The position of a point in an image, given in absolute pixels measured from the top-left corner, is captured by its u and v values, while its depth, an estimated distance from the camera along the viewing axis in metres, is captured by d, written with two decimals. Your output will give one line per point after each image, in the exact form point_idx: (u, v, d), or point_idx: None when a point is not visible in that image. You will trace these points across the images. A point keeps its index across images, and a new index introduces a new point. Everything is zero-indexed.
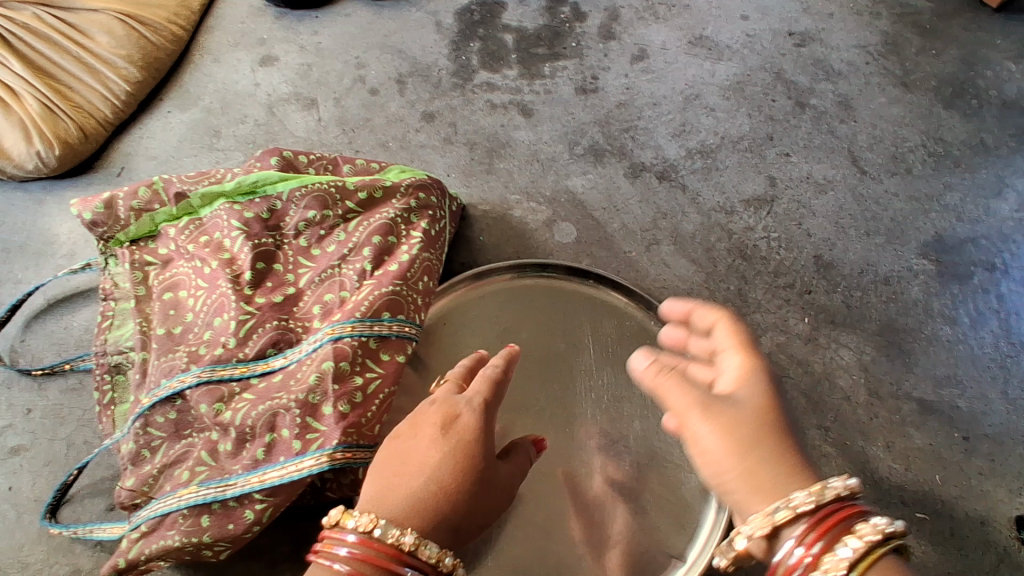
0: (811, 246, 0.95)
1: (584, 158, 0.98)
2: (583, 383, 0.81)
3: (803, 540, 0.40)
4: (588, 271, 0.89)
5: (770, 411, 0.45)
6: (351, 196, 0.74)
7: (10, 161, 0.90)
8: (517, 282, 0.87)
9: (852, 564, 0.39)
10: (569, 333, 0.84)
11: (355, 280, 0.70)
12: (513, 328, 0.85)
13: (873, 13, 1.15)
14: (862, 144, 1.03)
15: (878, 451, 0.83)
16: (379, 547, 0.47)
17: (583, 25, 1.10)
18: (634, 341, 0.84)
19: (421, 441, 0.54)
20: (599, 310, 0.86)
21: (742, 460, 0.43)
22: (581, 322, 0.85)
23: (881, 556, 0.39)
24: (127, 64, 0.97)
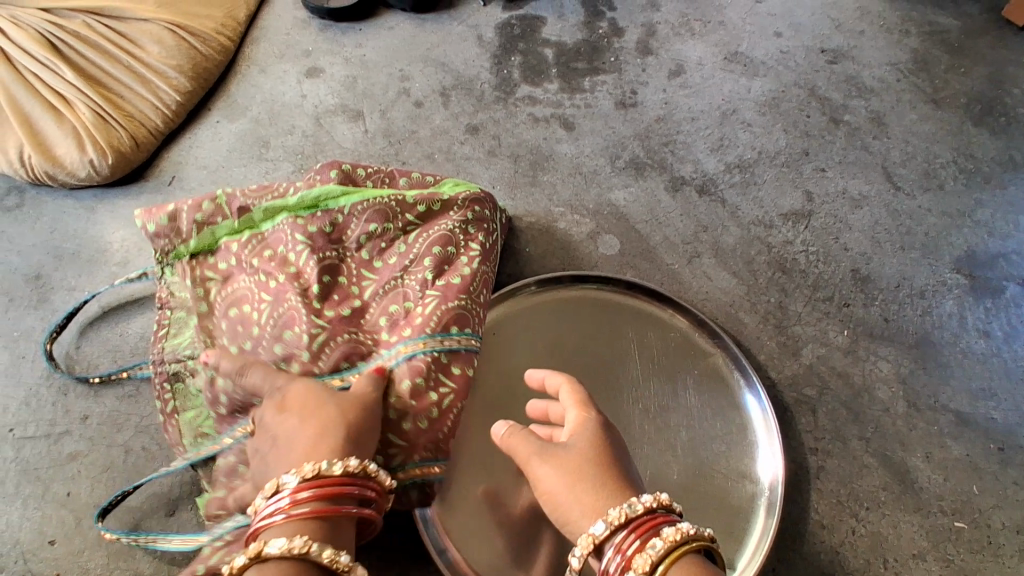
0: (848, 260, 0.96)
1: (626, 172, 1.00)
2: (632, 394, 0.83)
3: (622, 545, 0.46)
4: (635, 284, 0.89)
5: (597, 450, 0.52)
6: (410, 211, 0.75)
7: (62, 168, 0.91)
8: (562, 294, 0.88)
9: (662, 558, 0.45)
10: (617, 345, 0.86)
11: (421, 292, 0.69)
12: (561, 340, 0.86)
13: (902, 31, 1.18)
14: (895, 160, 1.05)
15: (917, 462, 0.84)
16: (301, 488, 0.49)
17: (620, 40, 1.12)
18: (680, 352, 0.86)
19: (268, 429, 0.57)
20: (645, 322, 0.88)
21: (572, 492, 0.49)
22: (627, 333, 0.87)
23: (685, 554, 0.45)
24: (178, 74, 0.98)
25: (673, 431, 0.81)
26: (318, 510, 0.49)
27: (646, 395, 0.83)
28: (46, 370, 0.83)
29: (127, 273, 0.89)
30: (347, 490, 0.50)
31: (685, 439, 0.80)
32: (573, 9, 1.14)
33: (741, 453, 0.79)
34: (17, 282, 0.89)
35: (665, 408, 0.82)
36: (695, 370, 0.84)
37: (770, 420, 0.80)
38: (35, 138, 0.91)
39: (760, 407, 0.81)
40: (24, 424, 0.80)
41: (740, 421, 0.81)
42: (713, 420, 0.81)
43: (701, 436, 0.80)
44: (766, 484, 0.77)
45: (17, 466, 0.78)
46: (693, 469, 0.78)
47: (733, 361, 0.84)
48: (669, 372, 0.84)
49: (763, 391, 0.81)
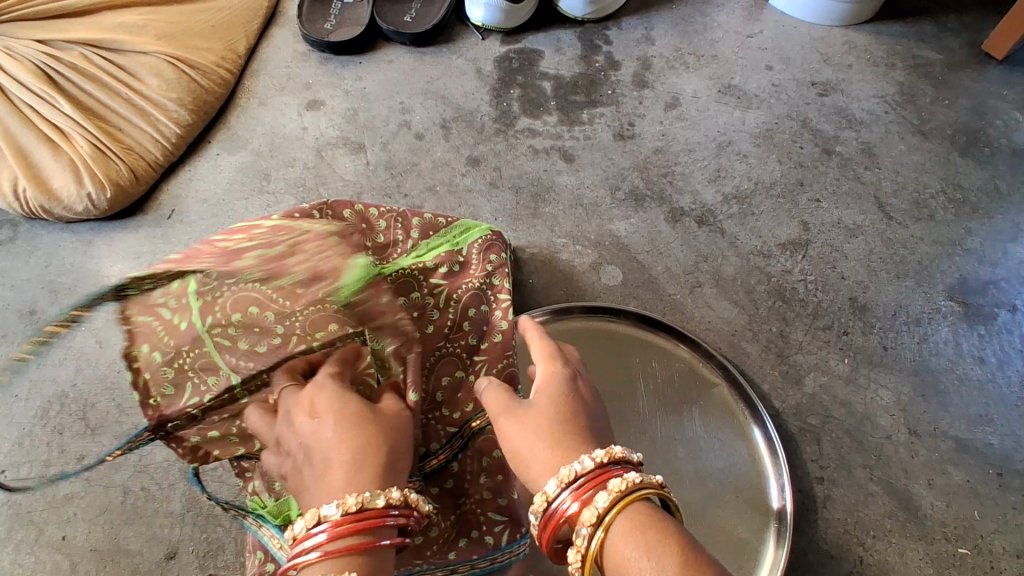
0: (846, 289, 0.97)
1: (626, 203, 1.01)
2: (641, 423, 0.83)
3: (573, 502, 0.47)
4: (639, 315, 0.89)
5: (560, 404, 0.52)
6: (436, 273, 0.71)
7: (59, 202, 0.90)
8: (569, 324, 0.88)
9: (607, 509, 0.45)
10: (631, 375, 0.86)
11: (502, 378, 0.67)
12: None
13: (888, 64, 1.21)
14: (886, 190, 1.07)
15: (920, 489, 0.85)
16: (344, 518, 0.43)
17: (617, 73, 1.14)
18: (689, 382, 0.86)
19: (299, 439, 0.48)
20: (656, 353, 0.88)
21: (535, 445, 0.50)
22: (641, 364, 0.87)
23: (634, 500, 0.46)
24: (178, 106, 0.98)
25: (680, 463, 0.80)
26: (355, 544, 0.43)
27: (651, 426, 0.83)
28: (41, 409, 0.82)
29: None
30: (389, 521, 0.44)
31: (693, 468, 0.80)
32: (570, 43, 1.16)
33: (749, 483, 0.79)
34: (11, 317, 0.87)
35: (674, 435, 0.82)
36: (705, 401, 0.84)
37: (778, 452, 0.80)
38: (30, 171, 0.90)
39: (767, 441, 0.81)
40: (16, 465, 0.78)
41: (748, 454, 0.81)
42: (722, 449, 0.81)
43: (708, 464, 0.80)
44: (775, 515, 0.77)
45: (10, 510, 0.75)
46: (701, 497, 0.78)
47: (740, 392, 0.85)
48: (674, 403, 0.84)
49: (770, 425, 0.81)
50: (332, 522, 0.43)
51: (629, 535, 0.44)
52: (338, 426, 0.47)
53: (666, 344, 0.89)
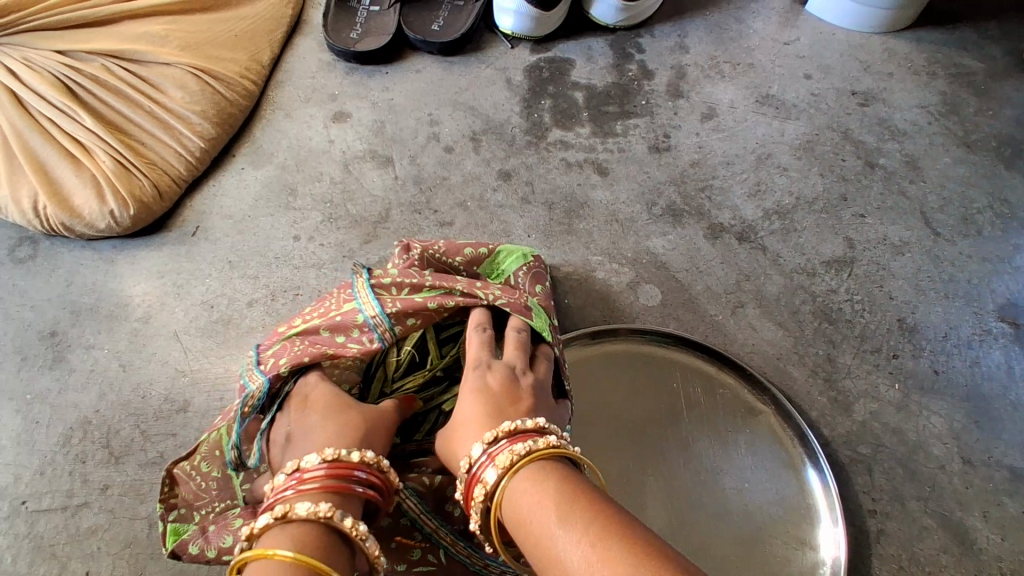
0: (894, 309, 0.93)
1: (663, 219, 0.97)
2: (683, 451, 0.79)
3: (482, 469, 0.51)
4: (680, 338, 0.86)
5: (471, 403, 0.57)
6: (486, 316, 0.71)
7: (81, 219, 0.87)
8: (608, 347, 0.85)
9: (504, 466, 0.50)
10: (672, 400, 0.83)
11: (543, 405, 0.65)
12: (610, 396, 0.83)
13: (929, 73, 1.16)
14: (932, 205, 1.03)
15: (975, 521, 0.80)
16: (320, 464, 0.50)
17: (650, 83, 1.10)
18: (734, 409, 0.82)
19: (295, 429, 0.56)
20: (700, 378, 0.84)
21: (451, 442, 0.55)
22: (685, 389, 0.83)
23: (531, 459, 0.50)
24: (202, 119, 0.95)
25: (727, 495, 0.77)
26: (329, 486, 0.49)
27: (695, 456, 0.79)
28: (63, 436, 0.78)
29: (148, 330, 0.85)
30: (357, 473, 0.50)
31: (739, 500, 0.76)
32: (601, 51, 1.13)
33: (799, 517, 0.75)
34: (32, 340, 0.84)
35: (717, 464, 0.79)
36: (752, 430, 0.81)
37: (831, 489, 0.76)
38: (51, 187, 0.87)
39: (819, 477, 0.77)
40: (38, 496, 0.75)
41: (799, 489, 0.77)
42: (770, 481, 0.77)
43: (755, 495, 0.77)
44: (828, 553, 0.73)
45: (33, 543, 0.72)
46: (749, 531, 0.74)
47: (788, 420, 0.81)
48: (719, 431, 0.81)
49: (825, 461, 0.77)
50: (313, 467, 0.50)
51: (529, 491, 0.48)
52: (323, 420, 0.56)
53: (708, 369, 0.85)
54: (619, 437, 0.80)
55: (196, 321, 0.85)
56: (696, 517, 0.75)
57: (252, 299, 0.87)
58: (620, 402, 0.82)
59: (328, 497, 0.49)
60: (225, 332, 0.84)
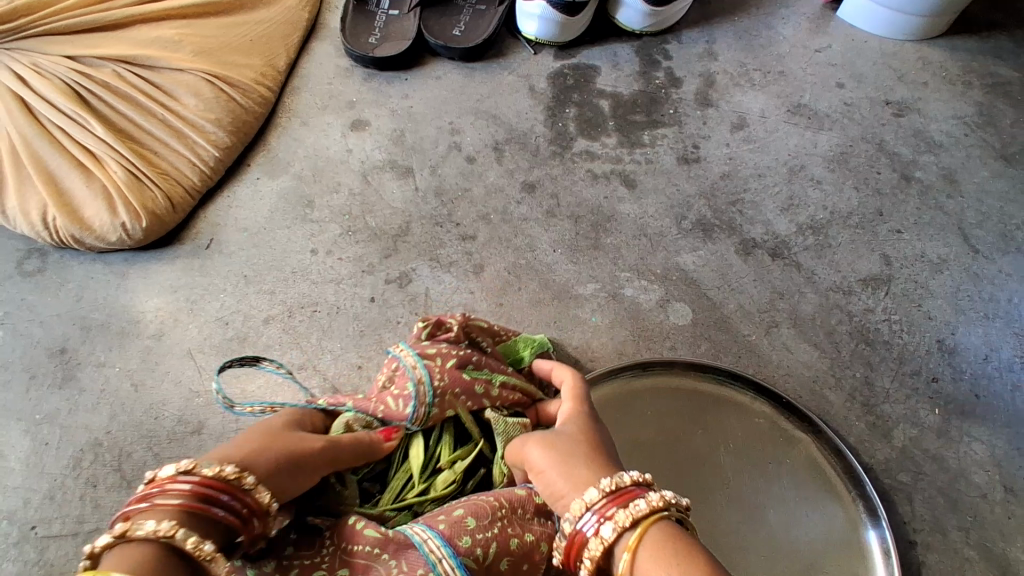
0: (933, 330, 0.89)
1: (693, 234, 0.94)
2: (724, 489, 0.76)
3: (603, 511, 0.44)
4: (711, 365, 0.82)
5: (587, 436, 0.51)
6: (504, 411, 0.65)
7: (92, 231, 0.84)
8: (637, 380, 0.81)
9: (636, 519, 0.43)
10: (710, 435, 0.79)
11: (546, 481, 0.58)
12: (644, 433, 0.79)
13: (964, 82, 1.12)
14: (970, 221, 0.98)
15: (1019, 553, 0.76)
16: (191, 471, 0.40)
17: (679, 91, 1.06)
18: (780, 445, 0.78)
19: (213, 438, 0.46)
20: (743, 410, 0.80)
21: (562, 464, 0.49)
22: (725, 422, 0.80)
23: (662, 520, 0.43)
24: (217, 128, 0.91)
25: (772, 532, 0.73)
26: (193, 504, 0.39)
27: (735, 490, 0.76)
28: (73, 458, 0.75)
29: (162, 347, 0.82)
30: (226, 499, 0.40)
31: (785, 543, 0.73)
32: (627, 58, 1.09)
33: (851, 557, 0.71)
34: (40, 356, 0.81)
35: (762, 505, 0.75)
36: (799, 467, 0.77)
37: (888, 544, 0.72)
38: (61, 199, 0.84)
39: (876, 529, 0.72)
40: (48, 521, 0.72)
41: (853, 540, 0.72)
42: (821, 526, 0.73)
43: (803, 539, 0.73)
44: None
45: (41, 572, 0.69)
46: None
47: (836, 458, 0.77)
48: (758, 464, 0.77)
49: (882, 513, 0.73)
50: (175, 477, 0.39)
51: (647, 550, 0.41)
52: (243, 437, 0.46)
53: (741, 397, 0.81)
54: (654, 475, 0.76)
55: (210, 338, 0.82)
56: (739, 562, 0.71)
57: (268, 315, 0.83)
58: (654, 437, 0.79)
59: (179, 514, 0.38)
60: (240, 350, 0.81)
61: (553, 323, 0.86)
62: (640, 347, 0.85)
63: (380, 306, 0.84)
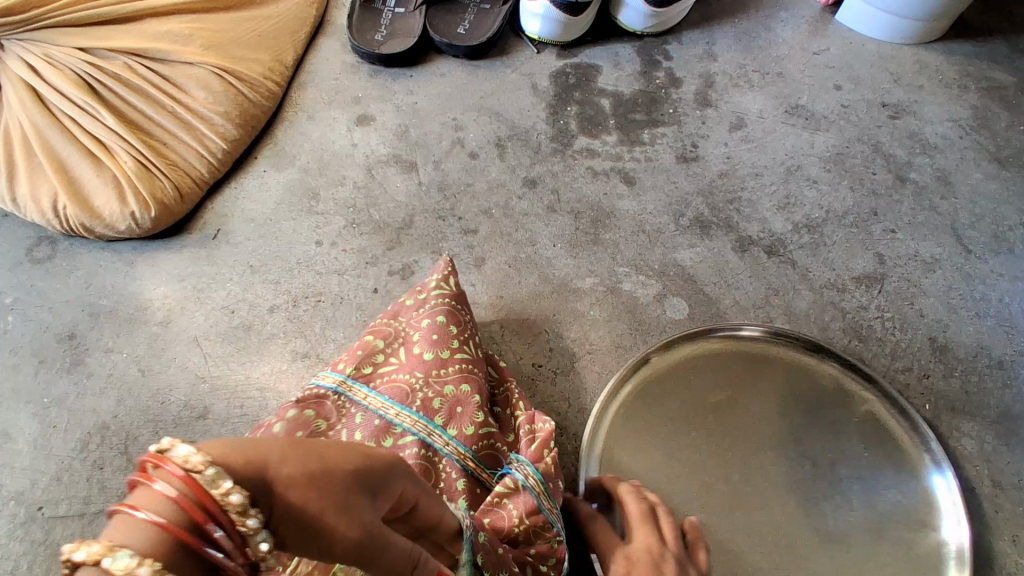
0: (925, 328, 0.91)
1: (690, 231, 0.95)
2: (788, 448, 0.78)
3: None
4: (722, 330, 0.84)
5: None
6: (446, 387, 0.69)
7: (101, 220, 0.86)
8: (682, 353, 0.82)
9: None
10: (761, 397, 0.81)
11: (517, 509, 0.61)
12: (703, 403, 0.80)
13: (960, 86, 1.14)
14: (963, 221, 1.00)
15: (1005, 546, 0.77)
16: (192, 481, 0.28)
17: (678, 91, 1.08)
18: (842, 404, 0.80)
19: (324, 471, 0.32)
20: (805, 373, 0.82)
21: None
22: (785, 385, 0.82)
23: None
24: (224, 121, 0.93)
25: (844, 485, 0.76)
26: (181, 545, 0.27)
27: (794, 447, 0.78)
28: (80, 441, 0.77)
29: (168, 334, 0.83)
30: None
31: (858, 493, 0.75)
32: (628, 58, 1.11)
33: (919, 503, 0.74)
34: (49, 342, 0.83)
35: (828, 458, 0.77)
36: (855, 420, 0.79)
37: (955, 492, 0.73)
38: (71, 187, 0.86)
39: (943, 479, 0.74)
40: (54, 502, 0.73)
41: (922, 494, 0.74)
42: (888, 475, 0.76)
43: (875, 494, 0.75)
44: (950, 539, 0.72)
45: (48, 552, 0.71)
46: (878, 530, 0.73)
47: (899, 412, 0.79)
48: (812, 419, 0.80)
49: (946, 462, 0.74)
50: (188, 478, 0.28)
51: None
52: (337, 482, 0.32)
53: (780, 354, 0.84)
54: (719, 440, 0.78)
55: (216, 326, 0.84)
56: (813, 514, 0.74)
57: (273, 304, 0.85)
58: (714, 402, 0.80)
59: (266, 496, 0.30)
60: (246, 338, 0.83)
61: (551, 316, 0.87)
62: (636, 340, 0.86)
63: (383, 297, 0.86)
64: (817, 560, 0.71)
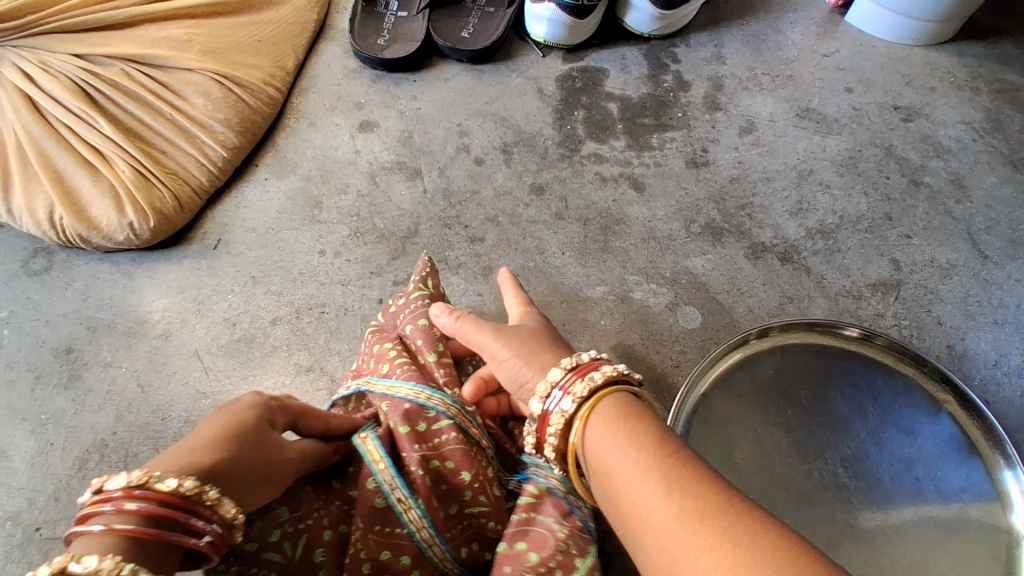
0: (943, 335, 0.89)
1: (701, 237, 0.93)
2: (860, 442, 0.79)
3: (566, 397, 0.51)
4: (769, 325, 0.83)
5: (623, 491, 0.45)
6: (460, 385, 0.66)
7: (99, 231, 0.84)
8: (749, 349, 0.82)
9: (580, 405, 0.50)
10: (828, 391, 0.82)
11: (553, 517, 0.56)
12: (772, 398, 0.81)
13: (973, 87, 1.12)
14: (979, 226, 0.98)
15: None
16: (133, 492, 0.38)
17: (687, 94, 1.06)
18: (913, 400, 0.81)
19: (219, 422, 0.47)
20: (874, 368, 0.83)
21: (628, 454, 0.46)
22: (855, 382, 0.82)
23: (601, 403, 0.50)
24: (225, 128, 0.91)
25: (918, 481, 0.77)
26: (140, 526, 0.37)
27: (864, 440, 0.79)
28: (79, 460, 0.75)
29: (168, 348, 0.81)
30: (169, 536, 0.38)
31: (928, 489, 0.76)
32: (635, 61, 1.09)
33: (990, 497, 0.74)
34: (46, 356, 0.81)
35: (901, 452, 0.79)
36: (931, 416, 0.80)
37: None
38: (68, 197, 0.84)
39: (1013, 474, 0.74)
40: (53, 523, 0.71)
41: (991, 488, 0.75)
42: (961, 468, 0.77)
43: (949, 492, 0.75)
44: (1021, 532, 0.71)
45: None
46: (948, 523, 0.73)
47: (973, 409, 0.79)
48: (880, 412, 0.81)
49: (1015, 456, 0.74)
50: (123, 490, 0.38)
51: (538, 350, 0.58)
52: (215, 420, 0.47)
53: (842, 345, 0.84)
54: (794, 435, 0.79)
55: (218, 339, 0.82)
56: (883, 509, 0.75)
57: (276, 316, 0.83)
58: (784, 397, 0.81)
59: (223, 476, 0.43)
60: (248, 351, 0.81)
61: (561, 326, 0.85)
62: (647, 351, 0.84)
63: (389, 308, 0.84)
64: (888, 547, 0.72)
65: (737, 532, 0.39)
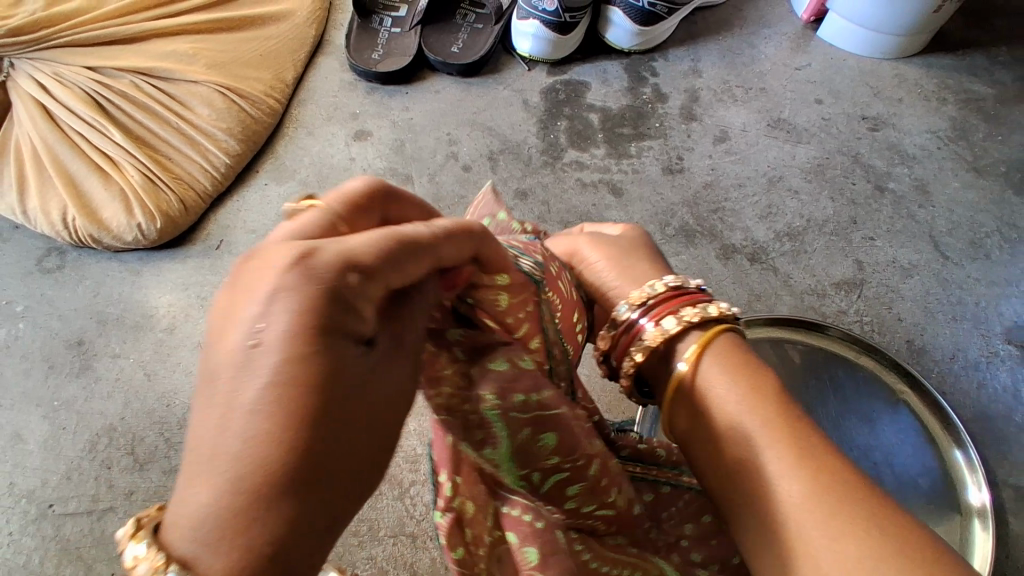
0: (903, 331, 0.94)
1: (676, 239, 0.99)
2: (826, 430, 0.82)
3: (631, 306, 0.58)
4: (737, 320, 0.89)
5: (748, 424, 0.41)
6: None
7: (108, 232, 0.90)
8: None
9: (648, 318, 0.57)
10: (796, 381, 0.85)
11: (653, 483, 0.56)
12: None
13: (940, 98, 1.18)
14: (941, 229, 1.04)
15: None
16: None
17: (664, 105, 1.12)
18: (874, 391, 0.86)
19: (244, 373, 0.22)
20: (837, 361, 0.87)
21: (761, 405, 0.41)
22: (821, 373, 0.87)
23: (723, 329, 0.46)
24: (227, 136, 0.97)
25: (879, 466, 0.81)
26: None
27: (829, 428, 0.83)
28: (88, 442, 0.80)
29: (173, 341, 0.87)
30: None
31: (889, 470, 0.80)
32: (616, 74, 1.15)
33: (946, 478, 0.80)
34: (59, 348, 0.87)
35: (863, 439, 0.83)
36: (890, 406, 0.85)
37: (975, 464, 0.79)
38: (80, 201, 0.90)
39: (966, 456, 0.80)
40: (65, 500, 0.77)
41: (946, 470, 0.80)
42: (918, 452, 0.82)
43: (907, 476, 0.80)
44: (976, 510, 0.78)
45: (58, 546, 0.74)
46: (909, 502, 0.78)
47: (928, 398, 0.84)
48: (847, 400, 0.85)
49: (968, 440, 0.80)
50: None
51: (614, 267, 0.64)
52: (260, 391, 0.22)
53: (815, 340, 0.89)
54: None
55: None
56: None
57: None
58: None
59: (338, 511, 0.23)
60: None
61: None
62: None
63: None
64: None
65: (856, 494, 0.38)
